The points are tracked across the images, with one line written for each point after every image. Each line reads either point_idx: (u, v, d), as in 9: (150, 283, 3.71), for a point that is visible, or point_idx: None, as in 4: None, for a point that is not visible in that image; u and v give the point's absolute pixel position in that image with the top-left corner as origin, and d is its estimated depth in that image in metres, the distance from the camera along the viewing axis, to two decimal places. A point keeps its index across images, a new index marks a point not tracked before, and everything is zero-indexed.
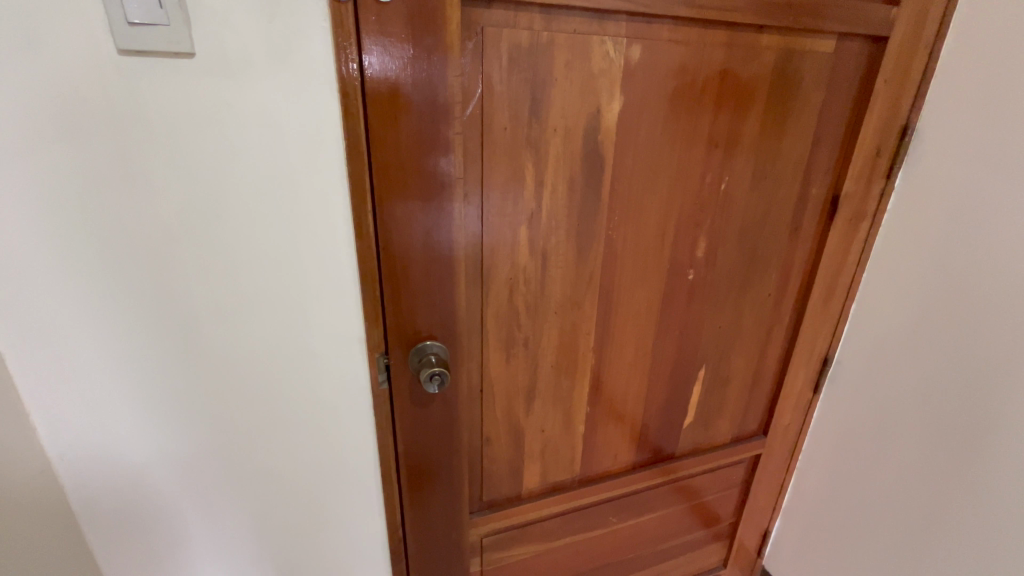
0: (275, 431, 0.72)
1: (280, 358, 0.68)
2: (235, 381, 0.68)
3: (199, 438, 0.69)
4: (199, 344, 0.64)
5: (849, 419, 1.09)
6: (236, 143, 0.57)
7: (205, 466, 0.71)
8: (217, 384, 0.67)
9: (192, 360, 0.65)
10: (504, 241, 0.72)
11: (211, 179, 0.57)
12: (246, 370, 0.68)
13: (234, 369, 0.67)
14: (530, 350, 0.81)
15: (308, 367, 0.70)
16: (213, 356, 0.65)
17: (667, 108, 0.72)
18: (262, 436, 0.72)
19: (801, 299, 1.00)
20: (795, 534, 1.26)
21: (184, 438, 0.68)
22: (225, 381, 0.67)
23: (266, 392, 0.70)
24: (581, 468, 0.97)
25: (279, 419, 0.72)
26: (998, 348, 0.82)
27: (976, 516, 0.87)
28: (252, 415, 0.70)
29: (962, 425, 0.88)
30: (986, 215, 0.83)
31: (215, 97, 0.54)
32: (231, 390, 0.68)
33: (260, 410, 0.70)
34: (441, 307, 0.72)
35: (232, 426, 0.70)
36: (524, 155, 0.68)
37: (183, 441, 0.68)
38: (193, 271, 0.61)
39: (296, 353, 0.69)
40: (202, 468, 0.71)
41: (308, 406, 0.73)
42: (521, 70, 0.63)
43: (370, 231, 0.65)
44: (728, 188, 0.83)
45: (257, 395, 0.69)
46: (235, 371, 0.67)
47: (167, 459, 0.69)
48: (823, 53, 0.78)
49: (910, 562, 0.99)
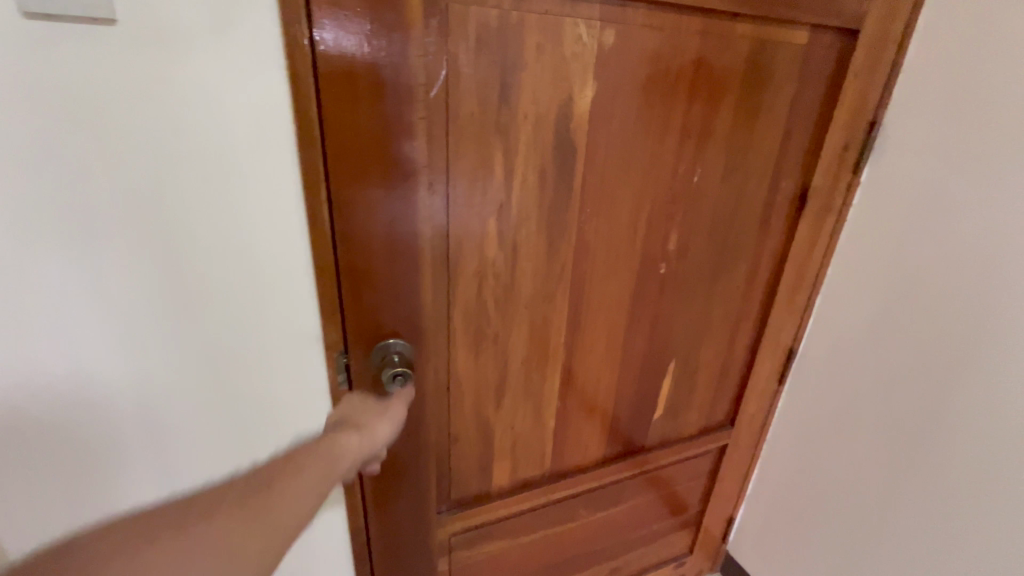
0: (225, 432, 0.69)
1: (236, 354, 0.65)
2: (185, 382, 0.64)
3: (140, 442, 0.64)
4: (145, 342, 0.60)
5: (814, 408, 1.11)
6: (177, 127, 0.52)
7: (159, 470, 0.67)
8: (165, 384, 0.63)
9: (138, 360, 0.60)
10: (472, 233, 0.69)
11: (149, 165, 0.53)
12: (190, 367, 0.63)
13: (186, 368, 0.63)
14: (500, 347, 0.79)
15: (262, 364, 0.67)
16: (160, 355, 0.61)
17: (642, 97, 0.70)
18: (211, 437, 0.68)
19: (768, 292, 1.01)
20: (759, 521, 1.29)
21: (124, 442, 0.64)
22: (175, 381, 0.63)
23: (214, 390, 0.66)
24: (551, 463, 0.96)
25: (229, 419, 0.68)
26: (952, 338, 0.85)
27: (929, 497, 0.91)
28: (198, 416, 0.66)
29: (917, 412, 0.92)
30: (945, 209, 0.85)
31: (151, 73, 0.49)
32: (174, 388, 0.64)
33: (214, 411, 0.67)
34: (406, 302, 0.68)
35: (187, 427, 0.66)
36: (493, 143, 0.64)
37: (123, 444, 0.64)
38: (133, 266, 0.56)
39: (249, 350, 0.66)
40: (150, 471, 0.66)
41: (261, 403, 0.69)
42: (488, 51, 0.59)
43: (326, 224, 0.61)
44: (701, 181, 0.81)
45: (206, 393, 0.66)
46: (186, 370, 0.63)
47: (112, 460, 0.64)
48: (798, 44, 0.78)
49: (868, 544, 1.03)
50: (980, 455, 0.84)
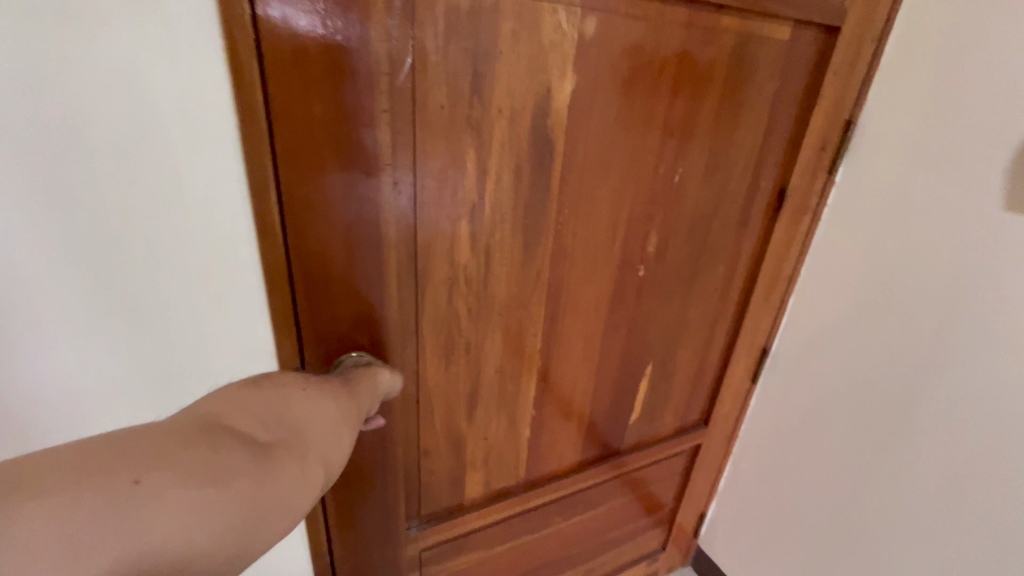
0: None
1: (174, 362, 0.59)
2: (115, 392, 0.58)
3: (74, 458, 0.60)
4: (62, 351, 0.54)
5: (785, 407, 1.12)
6: (96, 119, 0.46)
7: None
8: (99, 400, 0.58)
9: (55, 370, 0.54)
10: (441, 235, 0.63)
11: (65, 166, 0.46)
12: (127, 381, 0.58)
13: (114, 378, 0.57)
14: (472, 356, 0.74)
15: (205, 372, 0.62)
16: (91, 369, 0.56)
17: (623, 91, 0.66)
18: None
19: (745, 293, 1.00)
20: (729, 517, 1.30)
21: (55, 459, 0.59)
22: (102, 391, 0.58)
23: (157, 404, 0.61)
24: (525, 472, 0.93)
25: None
26: (924, 340, 0.86)
27: (899, 494, 0.93)
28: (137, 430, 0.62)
29: (887, 412, 0.93)
30: (917, 211, 0.85)
31: (61, 56, 0.43)
32: (110, 403, 0.59)
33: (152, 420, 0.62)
34: (369, 310, 0.63)
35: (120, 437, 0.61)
36: (465, 138, 0.59)
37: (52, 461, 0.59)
38: (53, 274, 0.50)
39: (190, 357, 0.60)
40: None
41: None
42: (460, 38, 0.54)
43: (277, 228, 0.55)
44: (681, 181, 0.78)
45: (145, 409, 0.61)
46: (115, 379, 0.58)
47: None
48: (781, 40, 0.75)
49: (837, 539, 1.05)
50: (948, 455, 0.85)
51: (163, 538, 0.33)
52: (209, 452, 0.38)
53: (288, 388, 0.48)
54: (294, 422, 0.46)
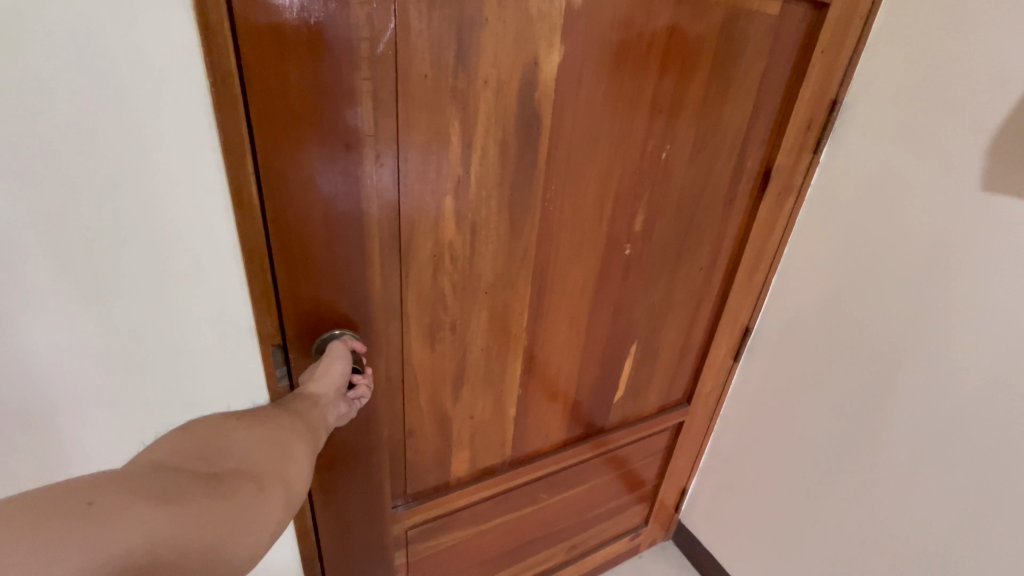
0: (149, 426, 0.63)
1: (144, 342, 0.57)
2: (85, 372, 0.56)
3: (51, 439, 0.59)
4: (18, 329, 0.51)
5: (765, 385, 1.14)
6: (57, 84, 0.43)
7: (61, 462, 0.60)
8: (73, 380, 0.56)
9: (21, 350, 0.52)
10: (426, 212, 0.62)
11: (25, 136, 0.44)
12: (102, 360, 0.56)
13: (77, 358, 0.55)
14: (458, 335, 0.73)
15: (181, 350, 0.60)
16: (62, 349, 0.54)
17: (612, 65, 0.64)
18: (133, 431, 0.62)
19: (728, 273, 1.01)
20: (710, 492, 1.34)
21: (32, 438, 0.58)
22: (65, 371, 0.55)
23: (135, 383, 0.60)
24: (511, 450, 0.93)
25: (153, 412, 0.62)
26: (901, 318, 0.88)
27: (874, 467, 0.96)
28: (116, 410, 0.60)
29: (864, 388, 0.96)
30: (897, 192, 0.86)
31: (16, 18, 0.40)
32: (85, 383, 0.57)
33: (127, 399, 0.60)
34: (352, 288, 0.62)
35: (93, 417, 0.59)
36: (449, 111, 0.57)
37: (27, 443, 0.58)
38: (16, 251, 0.48)
39: (167, 335, 0.58)
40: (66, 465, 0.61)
41: (188, 395, 0.63)
42: (443, 4, 0.52)
43: (255, 201, 0.53)
44: (669, 159, 0.78)
45: (123, 388, 0.59)
46: (79, 359, 0.55)
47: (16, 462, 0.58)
48: (770, 15, 0.74)
49: (813, 510, 1.09)
50: (921, 428, 0.88)
51: (143, 532, 0.32)
52: (158, 479, 0.37)
53: (226, 426, 0.48)
54: (241, 447, 0.45)
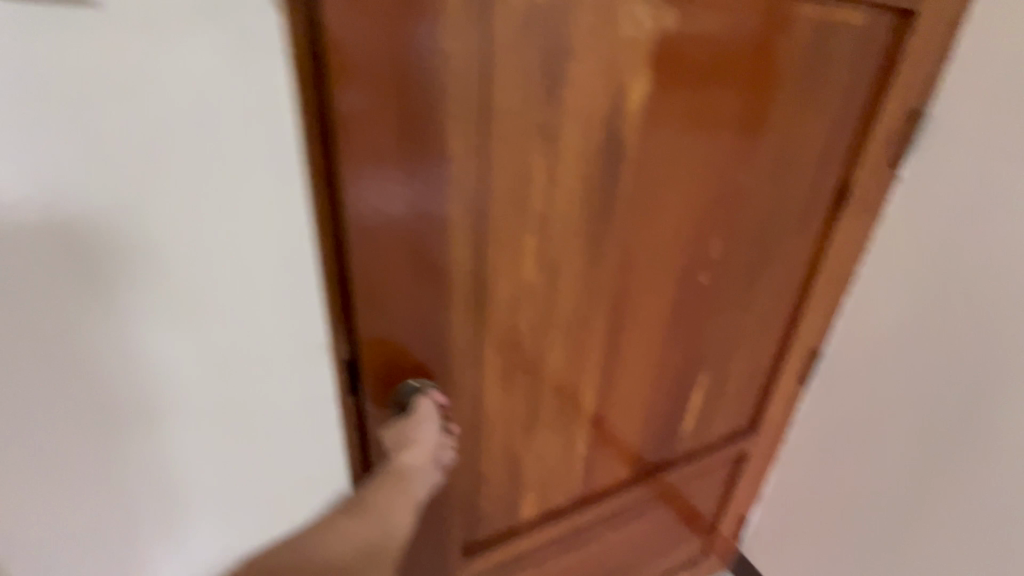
0: (224, 470, 0.61)
1: (225, 382, 0.56)
2: (169, 413, 0.55)
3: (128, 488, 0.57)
4: (109, 368, 0.51)
5: (836, 413, 1.06)
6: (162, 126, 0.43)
7: (132, 513, 0.58)
8: (153, 424, 0.55)
9: (111, 390, 0.52)
10: (505, 250, 0.58)
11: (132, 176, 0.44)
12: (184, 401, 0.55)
13: (159, 400, 0.54)
14: (532, 375, 0.70)
15: (260, 390, 0.58)
16: (148, 391, 0.53)
17: (698, 88, 0.60)
18: (207, 477, 0.60)
19: (801, 295, 0.95)
20: (775, 524, 1.25)
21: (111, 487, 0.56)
22: (150, 412, 0.54)
23: (214, 425, 0.58)
24: (578, 490, 0.88)
25: (229, 455, 0.60)
26: (1003, 343, 0.79)
27: (973, 505, 0.87)
28: (191, 454, 0.58)
29: (957, 419, 0.87)
30: (992, 206, 0.78)
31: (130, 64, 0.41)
32: (165, 427, 0.55)
33: (206, 443, 0.58)
34: (431, 325, 0.60)
35: (170, 464, 0.57)
36: (534, 145, 0.54)
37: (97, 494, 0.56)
38: (116, 291, 0.48)
39: (249, 375, 0.57)
40: (138, 515, 0.58)
41: (262, 438, 0.61)
42: (534, 35, 0.48)
43: (335, 233, 0.53)
44: (749, 182, 0.73)
45: (202, 432, 0.57)
46: (161, 399, 0.54)
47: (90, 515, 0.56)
48: (854, 25, 0.69)
49: (897, 549, 1.00)
50: None
51: None
52: None
53: None
54: None
